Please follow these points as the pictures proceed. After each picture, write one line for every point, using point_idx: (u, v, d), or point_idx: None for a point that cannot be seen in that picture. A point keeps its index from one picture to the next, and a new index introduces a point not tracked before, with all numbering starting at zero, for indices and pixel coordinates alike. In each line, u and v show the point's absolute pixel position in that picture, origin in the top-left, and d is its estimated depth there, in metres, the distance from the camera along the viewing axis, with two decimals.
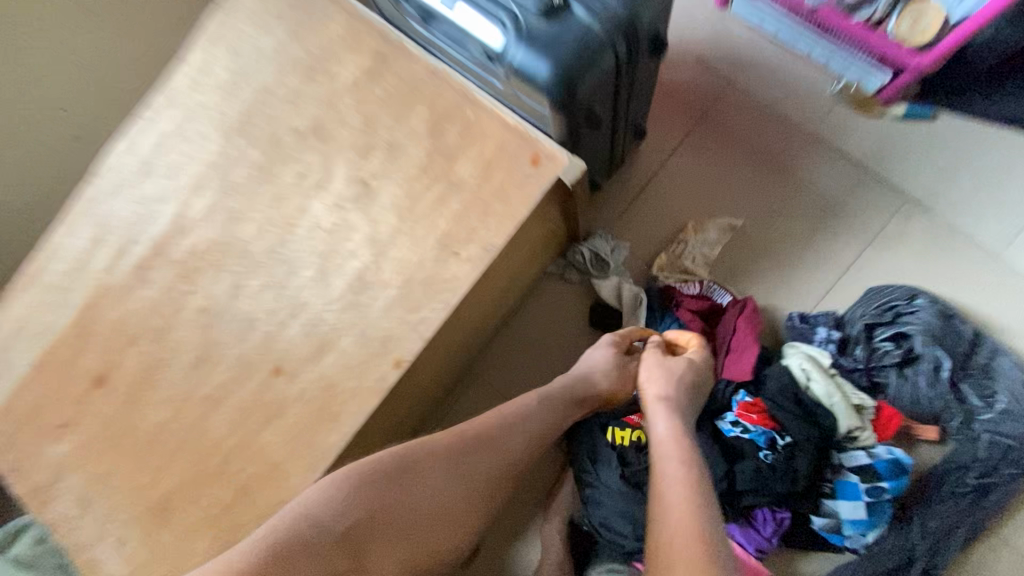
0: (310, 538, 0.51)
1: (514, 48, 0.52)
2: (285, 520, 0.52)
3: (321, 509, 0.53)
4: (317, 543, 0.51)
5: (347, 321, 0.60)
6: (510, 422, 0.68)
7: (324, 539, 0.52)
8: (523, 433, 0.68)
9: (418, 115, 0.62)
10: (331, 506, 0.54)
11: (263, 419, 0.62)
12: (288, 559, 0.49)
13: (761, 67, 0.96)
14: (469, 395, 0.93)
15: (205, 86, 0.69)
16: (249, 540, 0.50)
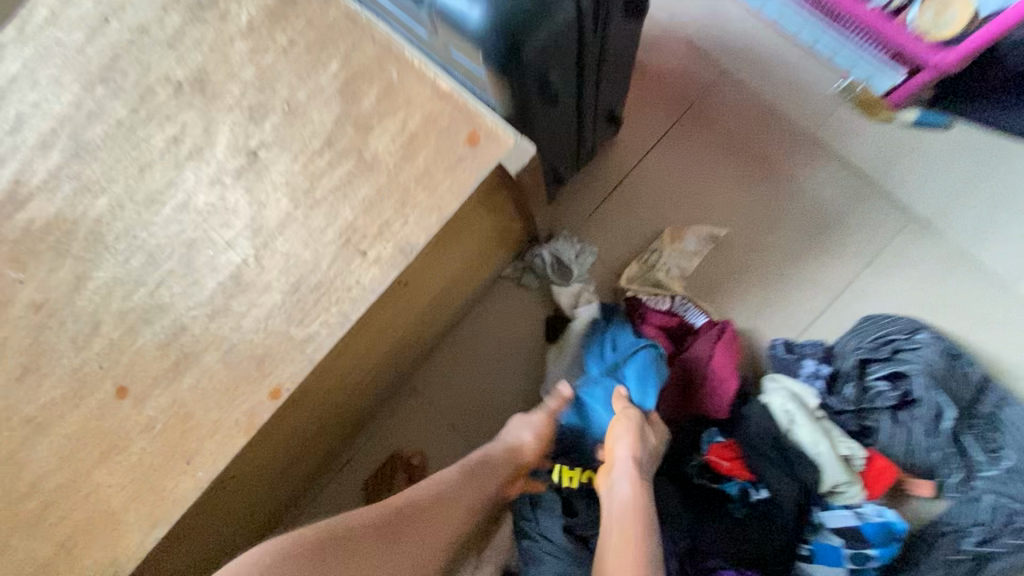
0: None
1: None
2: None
3: None
4: None
5: (214, 334, 0.48)
6: (440, 496, 0.58)
7: None
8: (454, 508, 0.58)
9: (328, 71, 0.48)
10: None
11: (100, 452, 0.48)
12: None
13: (758, 59, 0.84)
14: (407, 408, 0.80)
15: (60, 15, 0.53)
16: None
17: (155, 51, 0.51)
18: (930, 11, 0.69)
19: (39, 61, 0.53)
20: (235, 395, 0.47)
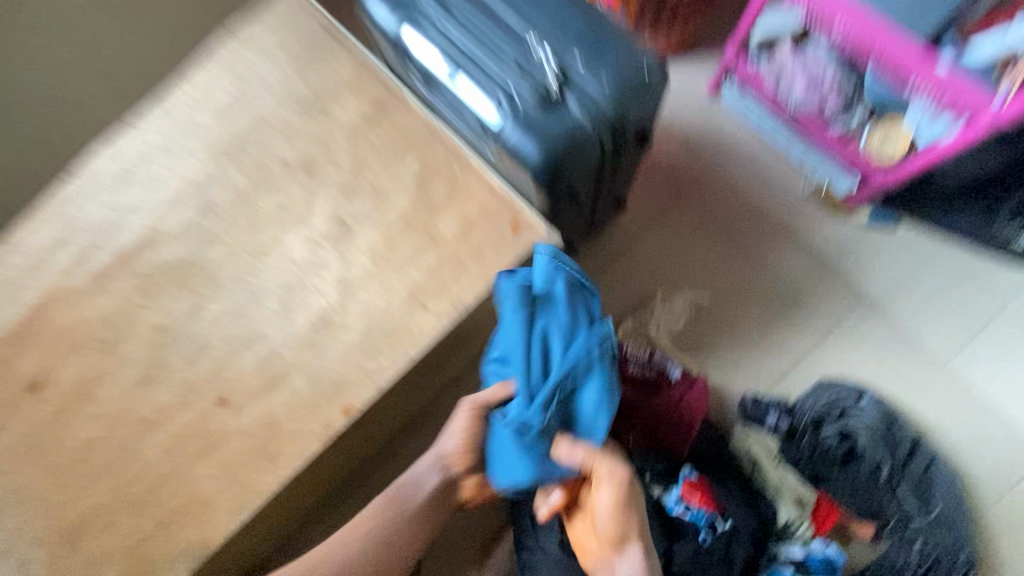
0: None
1: (511, 127, 0.53)
2: None
3: None
4: None
5: (302, 360, 0.61)
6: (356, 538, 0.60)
7: None
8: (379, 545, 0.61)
9: (408, 165, 0.64)
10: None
11: (198, 450, 0.61)
12: None
13: (742, 157, 1.01)
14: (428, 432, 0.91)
15: (200, 103, 0.69)
16: None
17: (273, 139, 0.66)
18: (877, 137, 0.85)
19: (180, 136, 0.68)
20: (314, 411, 0.60)
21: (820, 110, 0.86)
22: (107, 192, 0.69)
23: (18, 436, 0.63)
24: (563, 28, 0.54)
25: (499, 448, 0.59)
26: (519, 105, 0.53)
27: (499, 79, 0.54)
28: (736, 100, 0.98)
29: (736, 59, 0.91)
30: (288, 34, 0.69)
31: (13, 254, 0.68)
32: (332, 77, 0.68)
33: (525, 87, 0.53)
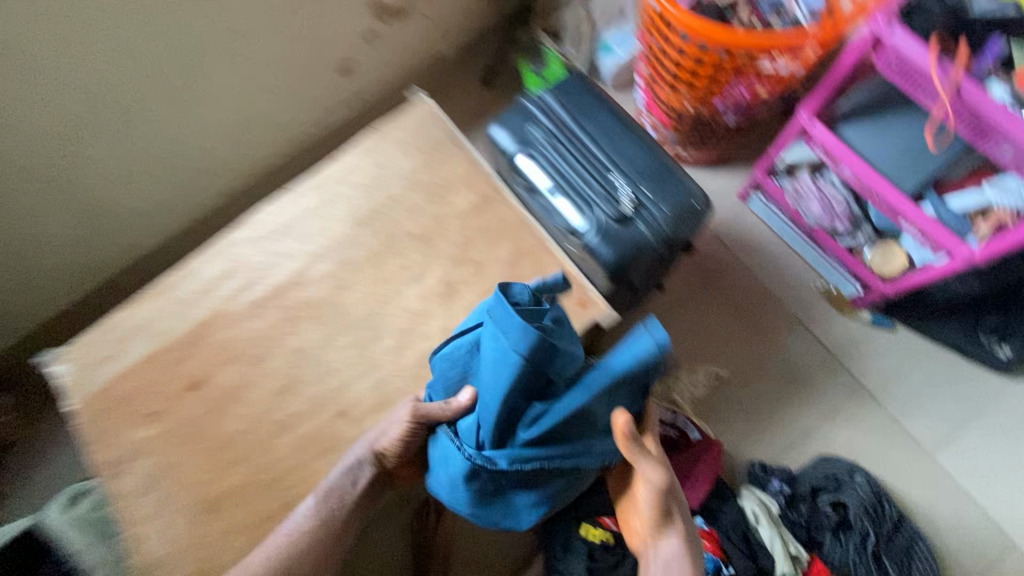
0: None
1: (593, 234, 0.73)
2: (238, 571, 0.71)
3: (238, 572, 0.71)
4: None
5: (409, 388, 0.79)
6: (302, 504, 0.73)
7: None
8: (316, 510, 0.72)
9: (503, 247, 0.85)
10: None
11: (320, 450, 0.78)
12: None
13: (763, 254, 1.18)
14: None
15: (347, 181, 0.91)
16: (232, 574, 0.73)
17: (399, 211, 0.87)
18: (878, 254, 1.02)
19: (329, 205, 0.90)
20: None
21: (831, 229, 1.05)
22: (266, 240, 0.89)
23: (179, 422, 0.82)
24: (635, 166, 0.74)
25: (451, 468, 0.68)
26: (602, 220, 0.72)
27: (588, 200, 0.73)
28: (762, 208, 1.16)
29: (764, 178, 1.10)
30: (420, 138, 0.93)
31: (189, 279, 0.88)
32: (448, 171, 0.90)
33: (606, 207, 0.73)
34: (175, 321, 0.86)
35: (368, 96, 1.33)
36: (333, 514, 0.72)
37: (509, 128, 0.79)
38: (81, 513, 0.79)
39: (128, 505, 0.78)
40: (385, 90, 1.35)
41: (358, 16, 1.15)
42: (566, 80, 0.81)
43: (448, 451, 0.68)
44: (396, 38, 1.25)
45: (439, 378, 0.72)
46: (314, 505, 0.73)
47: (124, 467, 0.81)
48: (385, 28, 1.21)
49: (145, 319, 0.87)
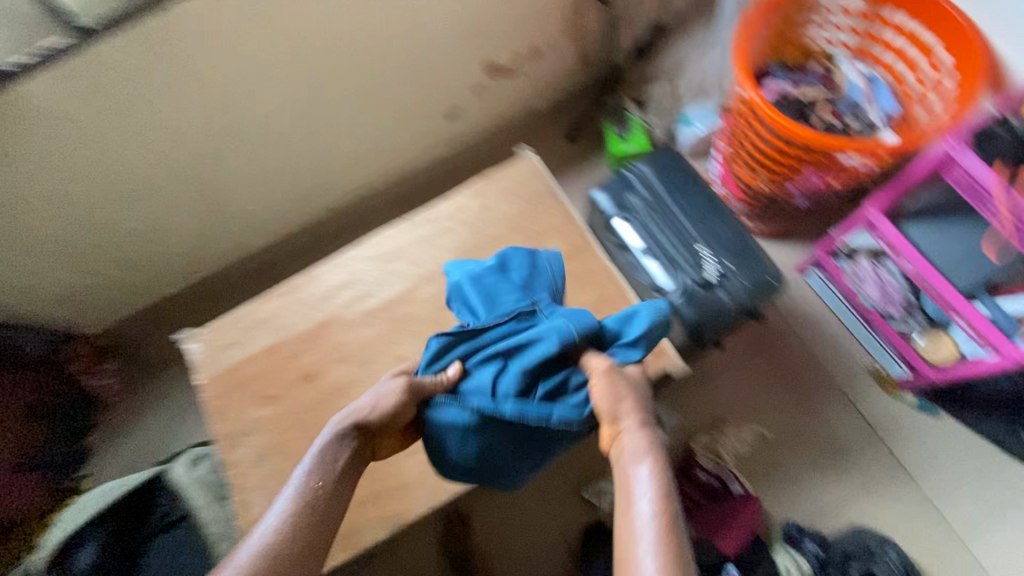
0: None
1: (677, 294, 0.84)
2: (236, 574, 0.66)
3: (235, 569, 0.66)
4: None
5: None
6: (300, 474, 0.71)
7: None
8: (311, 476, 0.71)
9: (588, 292, 0.96)
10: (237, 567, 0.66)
11: (413, 448, 0.90)
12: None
13: (816, 327, 1.26)
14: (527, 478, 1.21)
15: (456, 218, 1.05)
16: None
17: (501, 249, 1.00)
18: (928, 342, 1.08)
19: (440, 236, 1.04)
20: None
21: (884, 312, 1.13)
22: (382, 259, 1.03)
23: (292, 407, 0.95)
24: (719, 240, 0.85)
25: (459, 430, 0.74)
26: (687, 285, 0.83)
27: (677, 265, 0.85)
28: (819, 284, 1.25)
29: (826, 257, 1.19)
30: (524, 189, 1.06)
31: (314, 284, 1.02)
32: (545, 219, 1.04)
33: (692, 274, 0.84)
34: (297, 318, 1.00)
35: (466, 137, 1.49)
36: (309, 504, 0.69)
37: (610, 193, 0.92)
38: (202, 474, 0.95)
39: (241, 471, 0.91)
40: (481, 134, 1.51)
41: (473, 71, 1.32)
42: (665, 155, 0.93)
43: (454, 419, 0.74)
44: (499, 92, 1.42)
45: (429, 356, 0.77)
46: (286, 502, 0.69)
47: (240, 439, 0.93)
48: (492, 83, 1.38)
49: (272, 314, 1.01)
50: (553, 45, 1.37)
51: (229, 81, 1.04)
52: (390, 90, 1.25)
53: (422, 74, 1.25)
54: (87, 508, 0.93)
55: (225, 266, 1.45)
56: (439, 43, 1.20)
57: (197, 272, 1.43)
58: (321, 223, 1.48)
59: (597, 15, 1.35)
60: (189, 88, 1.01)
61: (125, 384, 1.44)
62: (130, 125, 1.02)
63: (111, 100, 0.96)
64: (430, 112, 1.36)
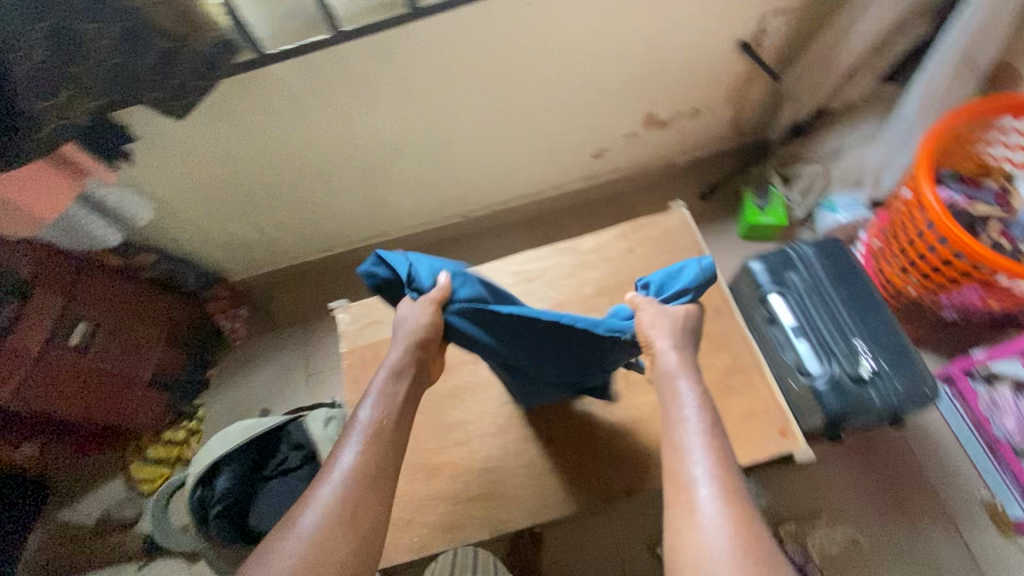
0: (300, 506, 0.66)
1: (824, 380, 0.87)
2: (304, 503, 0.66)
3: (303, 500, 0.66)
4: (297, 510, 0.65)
5: (609, 442, 0.95)
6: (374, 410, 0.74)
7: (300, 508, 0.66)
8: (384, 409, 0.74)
9: (722, 356, 0.93)
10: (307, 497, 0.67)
11: (524, 463, 0.95)
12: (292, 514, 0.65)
13: (931, 443, 1.21)
14: (603, 516, 1.23)
15: (600, 255, 1.10)
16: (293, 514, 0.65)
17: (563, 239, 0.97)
18: None
19: (582, 270, 1.09)
20: (608, 476, 0.93)
21: (1017, 446, 1.07)
22: (525, 278, 1.09)
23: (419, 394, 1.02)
24: (876, 337, 0.87)
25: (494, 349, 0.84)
26: (838, 375, 0.86)
27: (830, 354, 0.88)
28: (944, 401, 1.21)
29: (959, 376, 1.15)
30: (671, 242, 1.10)
31: None
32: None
33: (846, 367, 0.86)
34: None
35: (603, 176, 1.56)
36: (377, 435, 0.71)
37: (771, 269, 0.94)
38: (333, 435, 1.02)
39: None
40: (618, 175, 1.57)
41: (632, 118, 1.38)
42: (831, 243, 0.94)
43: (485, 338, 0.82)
44: (648, 141, 1.47)
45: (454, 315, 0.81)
46: (358, 440, 0.71)
47: None
48: (644, 131, 1.44)
49: None
50: (712, 108, 1.41)
51: (426, 90, 1.15)
52: (554, 122, 1.33)
53: (586, 112, 1.32)
54: (224, 440, 1.01)
55: (361, 246, 1.58)
56: (612, 89, 1.28)
57: (334, 246, 1.56)
58: (453, 226, 1.59)
59: (762, 88, 1.39)
60: (388, 91, 1.13)
61: (248, 332, 1.58)
62: (332, 112, 1.14)
63: (331, 89, 1.09)
64: (581, 147, 1.43)
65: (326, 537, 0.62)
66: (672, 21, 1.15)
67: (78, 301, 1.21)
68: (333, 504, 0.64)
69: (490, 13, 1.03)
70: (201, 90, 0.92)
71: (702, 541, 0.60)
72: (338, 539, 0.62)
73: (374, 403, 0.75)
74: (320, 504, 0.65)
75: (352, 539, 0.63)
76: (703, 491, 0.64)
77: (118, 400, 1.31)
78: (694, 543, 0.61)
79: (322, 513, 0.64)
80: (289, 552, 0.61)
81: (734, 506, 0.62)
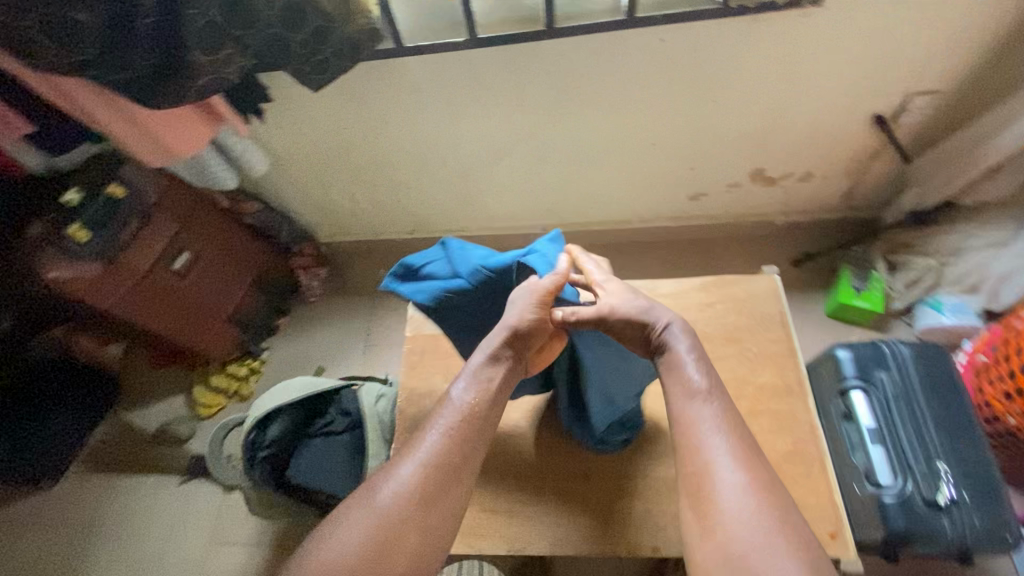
0: (377, 476, 0.70)
1: (893, 496, 0.81)
2: (382, 474, 0.70)
3: (382, 469, 0.71)
4: (375, 478, 0.70)
5: (646, 495, 0.90)
6: (472, 404, 0.75)
7: (377, 478, 0.70)
8: (482, 407, 0.75)
9: (784, 437, 0.89)
10: (385, 467, 0.71)
11: (552, 492, 0.92)
12: (371, 481, 0.70)
13: None
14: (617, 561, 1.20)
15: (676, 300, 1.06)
16: (374, 480, 0.70)
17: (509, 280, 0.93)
18: None
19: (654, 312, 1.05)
20: (635, 532, 0.88)
21: None
22: None
23: None
24: (962, 463, 0.81)
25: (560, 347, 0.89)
26: (910, 494, 0.80)
27: (907, 470, 0.82)
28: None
29: None
30: (754, 305, 1.03)
31: None
32: (763, 341, 0.99)
33: (922, 489, 0.80)
34: None
35: (694, 218, 1.51)
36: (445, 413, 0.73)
37: (860, 363, 0.89)
38: (380, 411, 1.05)
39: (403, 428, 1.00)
40: (709, 221, 1.52)
41: (740, 168, 1.34)
42: (934, 352, 0.87)
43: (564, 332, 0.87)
44: (752, 194, 1.42)
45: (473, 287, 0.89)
46: (449, 420, 0.73)
47: (412, 400, 1.02)
48: (747, 183, 1.38)
49: None
50: (829, 175, 1.34)
51: (541, 103, 1.17)
52: (659, 156, 1.31)
53: (694, 154, 1.30)
54: (283, 393, 1.05)
55: (440, 236, 1.63)
56: (726, 136, 1.25)
57: (416, 230, 1.61)
58: (532, 236, 1.61)
59: (888, 165, 1.30)
60: (502, 98, 1.16)
61: (323, 292, 1.66)
62: (447, 108, 1.18)
63: (453, 87, 1.14)
64: (679, 186, 1.40)
65: (399, 516, 0.66)
66: (807, 81, 1.11)
67: (187, 231, 1.33)
68: (411, 482, 0.68)
69: (622, 42, 1.04)
70: (342, 69, 0.99)
71: (724, 532, 0.62)
72: (401, 528, 0.65)
73: (473, 394, 0.76)
74: (401, 480, 0.68)
75: (420, 533, 0.66)
76: (727, 488, 0.64)
77: (198, 328, 1.43)
78: (716, 532, 0.62)
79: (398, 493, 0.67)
80: (360, 525, 0.65)
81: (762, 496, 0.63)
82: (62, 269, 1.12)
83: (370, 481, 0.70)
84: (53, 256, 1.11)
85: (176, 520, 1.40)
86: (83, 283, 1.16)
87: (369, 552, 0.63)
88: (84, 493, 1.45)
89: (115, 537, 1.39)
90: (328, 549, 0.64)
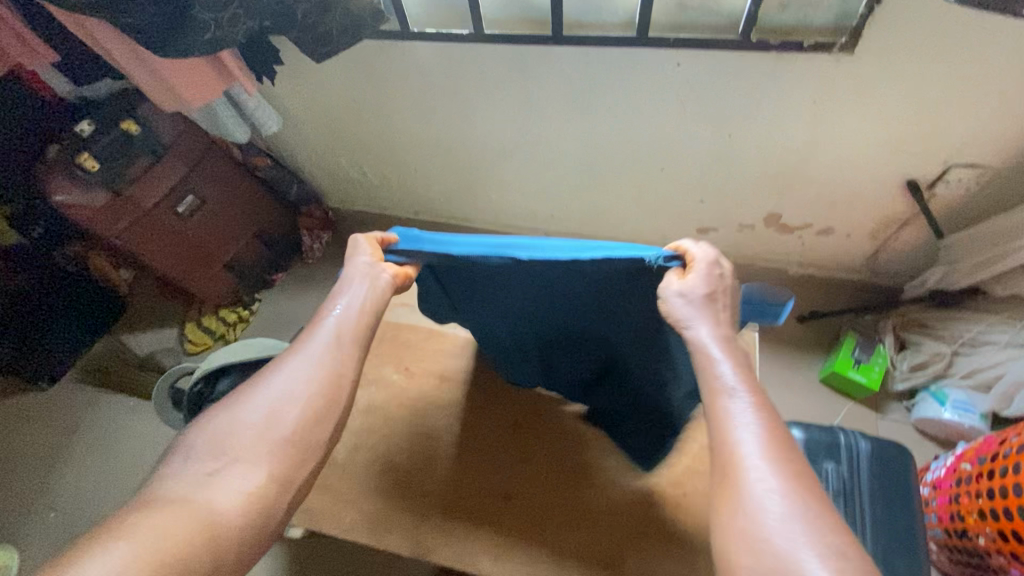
0: (226, 404, 0.57)
1: None
2: (229, 401, 0.57)
3: (233, 398, 0.58)
4: (222, 408, 0.57)
5: (559, 532, 0.87)
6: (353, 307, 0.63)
7: (227, 405, 0.57)
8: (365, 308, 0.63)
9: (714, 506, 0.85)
10: (235, 395, 0.58)
11: (469, 505, 0.91)
12: (218, 411, 0.57)
13: None
14: None
15: None
16: (223, 410, 0.57)
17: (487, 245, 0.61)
18: None
19: None
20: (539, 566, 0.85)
21: None
22: None
23: (408, 392, 1.02)
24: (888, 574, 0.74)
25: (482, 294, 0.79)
26: None
27: None
28: None
29: None
30: None
31: None
32: None
33: None
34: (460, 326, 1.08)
35: None
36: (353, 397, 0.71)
37: (811, 448, 0.82)
38: None
39: None
40: None
41: (754, 211, 1.25)
42: (892, 455, 0.80)
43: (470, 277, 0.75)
44: (765, 239, 1.33)
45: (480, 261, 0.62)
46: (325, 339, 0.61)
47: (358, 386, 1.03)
48: (761, 228, 1.30)
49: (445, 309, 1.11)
50: (851, 233, 1.24)
51: (548, 109, 1.13)
52: (669, 183, 1.24)
53: (707, 186, 1.22)
54: (238, 350, 1.03)
55: (443, 223, 1.62)
56: (741, 173, 1.17)
57: (421, 212, 1.61)
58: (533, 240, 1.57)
59: (918, 234, 1.19)
60: (509, 98, 1.13)
61: (323, 255, 1.70)
62: (454, 98, 1.17)
63: (460, 77, 1.11)
64: (688, 218, 1.33)
65: (275, 428, 0.56)
66: (833, 131, 1.02)
67: (197, 174, 1.37)
68: (286, 393, 0.57)
69: (634, 60, 0.98)
70: (344, 46, 0.98)
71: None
72: (279, 442, 0.55)
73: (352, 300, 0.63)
74: (267, 400, 0.57)
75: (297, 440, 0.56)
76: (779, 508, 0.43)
77: (196, 270, 1.48)
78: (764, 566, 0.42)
79: (317, 374, 0.59)
80: (239, 439, 0.55)
81: (750, 384, 0.51)
82: (69, 194, 1.18)
83: (220, 409, 0.57)
84: (63, 181, 1.18)
85: (147, 443, 1.49)
86: (88, 210, 1.21)
87: (248, 470, 0.53)
88: (72, 400, 1.55)
89: (91, 447, 1.49)
90: (217, 423, 0.56)
